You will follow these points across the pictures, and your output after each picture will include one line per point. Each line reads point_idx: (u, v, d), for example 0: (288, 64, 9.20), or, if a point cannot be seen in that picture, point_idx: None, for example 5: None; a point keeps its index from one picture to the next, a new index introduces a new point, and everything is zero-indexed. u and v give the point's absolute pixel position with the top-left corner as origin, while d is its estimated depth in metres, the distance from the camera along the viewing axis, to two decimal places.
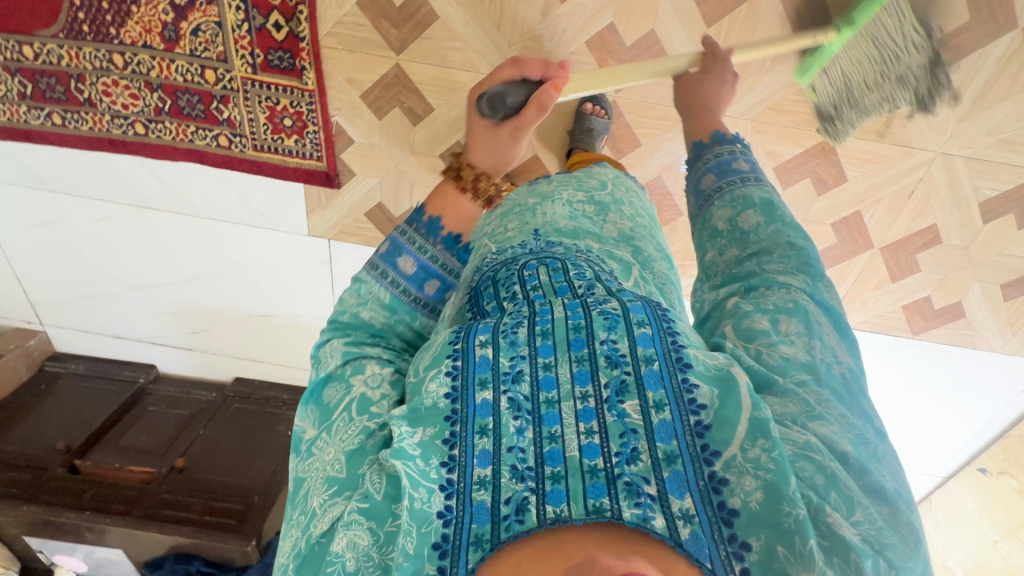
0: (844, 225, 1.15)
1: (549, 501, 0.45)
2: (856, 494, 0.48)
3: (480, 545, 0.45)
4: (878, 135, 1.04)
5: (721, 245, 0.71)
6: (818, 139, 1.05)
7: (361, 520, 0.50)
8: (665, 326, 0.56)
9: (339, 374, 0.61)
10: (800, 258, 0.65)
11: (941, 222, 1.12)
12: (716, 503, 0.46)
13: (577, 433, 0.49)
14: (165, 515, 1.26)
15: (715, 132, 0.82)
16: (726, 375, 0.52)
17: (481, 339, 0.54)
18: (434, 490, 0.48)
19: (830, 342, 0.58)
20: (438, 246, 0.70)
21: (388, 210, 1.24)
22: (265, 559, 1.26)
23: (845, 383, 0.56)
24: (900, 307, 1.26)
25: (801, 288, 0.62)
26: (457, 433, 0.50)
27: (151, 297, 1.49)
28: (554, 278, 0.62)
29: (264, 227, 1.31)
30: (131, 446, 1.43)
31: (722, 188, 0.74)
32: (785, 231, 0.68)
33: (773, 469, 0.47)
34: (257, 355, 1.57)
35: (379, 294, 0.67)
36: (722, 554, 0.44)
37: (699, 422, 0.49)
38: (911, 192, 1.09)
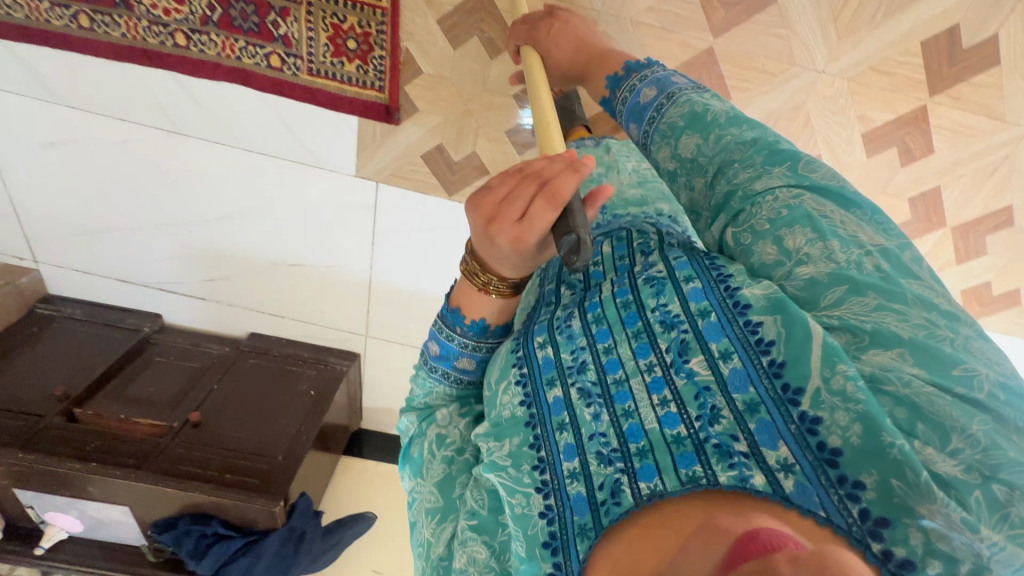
0: (921, 201, 1.12)
1: (641, 478, 0.46)
2: (949, 416, 0.41)
3: (586, 534, 0.47)
4: (976, 107, 1.01)
5: (686, 181, 0.68)
6: (913, 107, 1.02)
7: (475, 536, 0.58)
8: (716, 273, 0.54)
9: (417, 431, 0.69)
10: (766, 151, 0.61)
11: (1018, 203, 1.11)
12: (814, 446, 0.42)
13: (652, 406, 0.49)
14: (182, 471, 1.15)
15: (610, 77, 0.80)
16: (777, 299, 0.49)
17: (540, 340, 0.58)
18: (530, 494, 0.52)
19: (848, 233, 0.53)
20: (490, 338, 0.65)
21: (447, 153, 1.15)
22: (290, 522, 1.15)
23: (882, 276, 0.49)
24: (960, 292, 1.24)
25: (784, 183, 0.57)
26: (539, 435, 0.54)
27: (167, 238, 1.36)
28: (618, 250, 0.64)
29: (306, 162, 1.20)
30: (138, 397, 1.30)
31: (648, 131, 0.72)
32: (724, 133, 0.65)
33: (863, 399, 0.42)
34: (278, 309, 1.46)
35: (442, 388, 0.68)
36: (835, 499, 0.40)
37: (773, 361, 0.46)
38: (994, 169, 1.07)
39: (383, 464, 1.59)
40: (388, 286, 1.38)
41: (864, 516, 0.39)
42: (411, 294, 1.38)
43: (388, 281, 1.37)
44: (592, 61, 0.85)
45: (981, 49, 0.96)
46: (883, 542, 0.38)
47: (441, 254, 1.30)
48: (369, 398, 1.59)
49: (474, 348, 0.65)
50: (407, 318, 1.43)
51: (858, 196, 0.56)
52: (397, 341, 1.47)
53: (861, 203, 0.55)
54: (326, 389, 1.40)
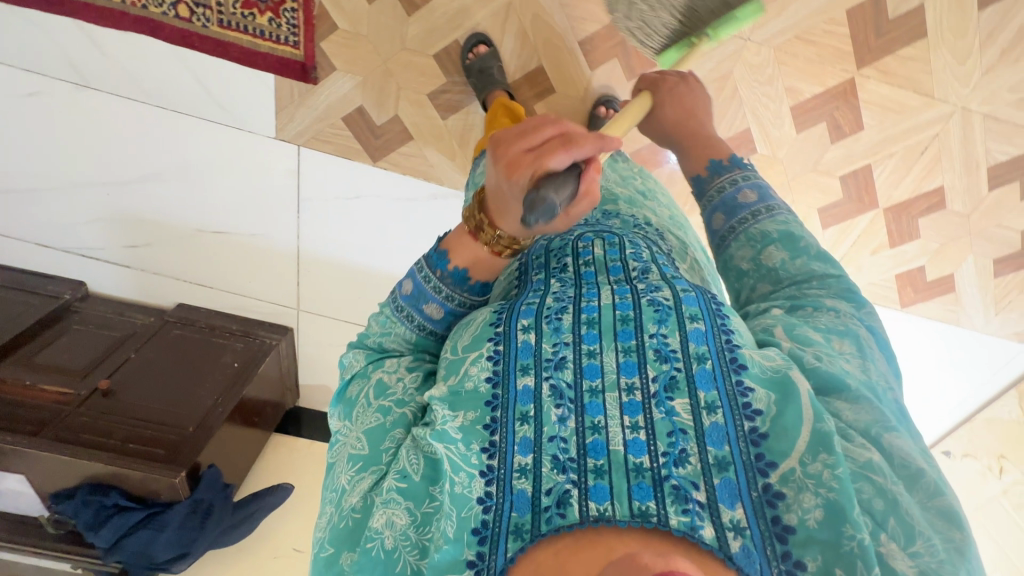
0: (852, 179, 1.10)
1: (592, 497, 0.44)
2: (918, 522, 0.44)
3: (520, 535, 0.44)
4: (903, 81, 0.98)
5: (750, 282, 0.66)
6: (840, 80, 0.99)
7: (399, 500, 0.50)
8: (720, 321, 0.53)
9: (361, 371, 0.60)
10: (842, 287, 0.61)
11: (948, 184, 1.09)
12: (769, 517, 0.44)
13: (623, 428, 0.47)
14: (83, 439, 1.11)
15: (713, 161, 0.75)
16: (785, 378, 0.49)
17: (523, 324, 0.53)
18: (473, 477, 0.47)
19: (884, 368, 0.55)
20: (461, 289, 0.58)
21: (369, 116, 1.11)
22: (194, 495, 1.11)
23: (900, 408, 0.52)
24: (893, 276, 1.23)
25: (851, 313, 0.58)
26: (497, 419, 0.49)
27: (85, 200, 1.30)
28: (608, 254, 0.62)
29: (223, 122, 1.15)
30: (48, 364, 1.25)
31: (736, 228, 0.68)
32: (812, 263, 0.63)
33: (837, 488, 0.44)
34: (208, 280, 1.41)
35: (405, 334, 0.60)
36: (774, 572, 0.43)
37: (754, 429, 0.47)
38: (924, 148, 1.05)
39: (317, 443, 1.52)
40: (331, 261, 1.34)
41: None
42: (342, 266, 1.34)
43: (327, 254, 1.33)
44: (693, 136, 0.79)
45: (904, 21, 0.94)
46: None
47: (380, 226, 1.26)
48: (305, 373, 1.56)
49: (458, 304, 0.59)
50: (348, 296, 1.39)
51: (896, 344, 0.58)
52: (334, 317, 1.44)
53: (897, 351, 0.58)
54: (250, 362, 1.35)
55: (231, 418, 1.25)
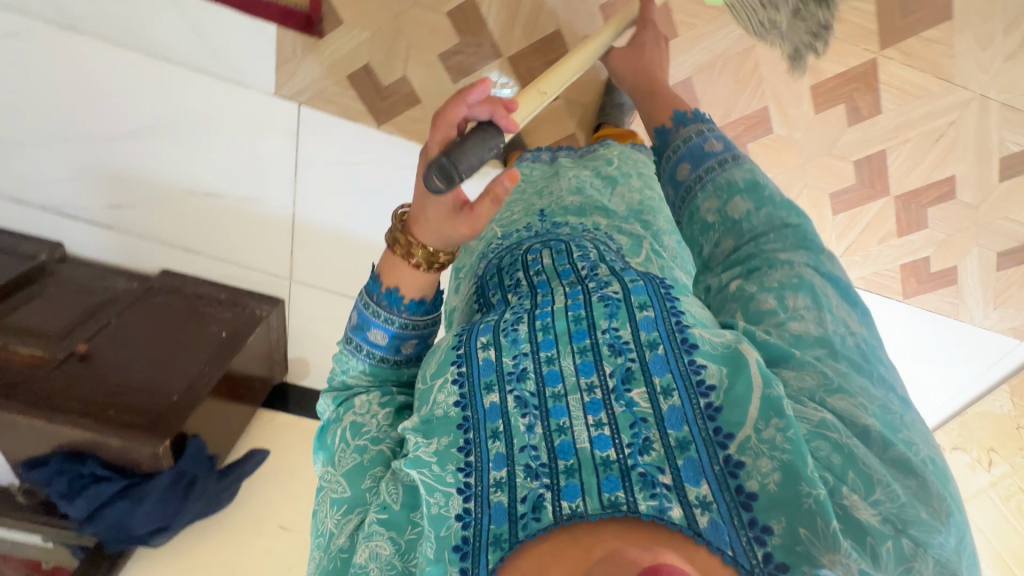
0: (866, 164, 1.09)
1: (565, 497, 0.46)
2: (876, 472, 0.47)
3: (499, 544, 0.47)
4: (925, 64, 0.97)
5: (715, 236, 0.71)
6: (862, 61, 0.97)
7: (381, 531, 0.55)
8: (669, 305, 0.56)
9: (334, 416, 0.66)
10: (798, 236, 0.66)
11: (960, 174, 1.08)
12: (733, 488, 0.46)
13: (587, 426, 0.50)
14: (58, 403, 1.05)
15: (677, 114, 0.85)
16: (734, 353, 0.52)
17: (483, 341, 0.56)
18: (450, 495, 0.50)
19: (840, 315, 0.59)
20: (401, 313, 0.65)
21: (375, 76, 1.06)
22: (179, 466, 1.06)
23: (860, 353, 0.56)
24: (898, 266, 1.23)
25: (805, 263, 0.63)
26: (470, 440, 0.52)
27: (64, 154, 1.22)
28: (557, 261, 0.65)
29: (219, 76, 1.09)
30: (20, 325, 1.18)
31: (702, 176, 0.75)
32: (775, 212, 0.68)
33: (790, 450, 0.46)
34: (196, 246, 1.35)
35: (361, 365, 0.67)
36: (744, 541, 0.43)
37: (710, 404, 0.49)
38: (939, 136, 1.04)
39: (305, 420, 1.47)
40: (331, 231, 1.29)
41: (768, 559, 0.43)
42: (337, 232, 1.29)
43: (325, 224, 1.28)
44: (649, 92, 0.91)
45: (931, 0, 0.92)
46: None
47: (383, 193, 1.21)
48: (293, 347, 1.51)
49: (400, 326, 0.66)
50: (347, 262, 1.34)
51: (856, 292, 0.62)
52: (330, 290, 1.40)
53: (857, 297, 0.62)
54: (239, 332, 1.30)
55: (216, 390, 1.19)
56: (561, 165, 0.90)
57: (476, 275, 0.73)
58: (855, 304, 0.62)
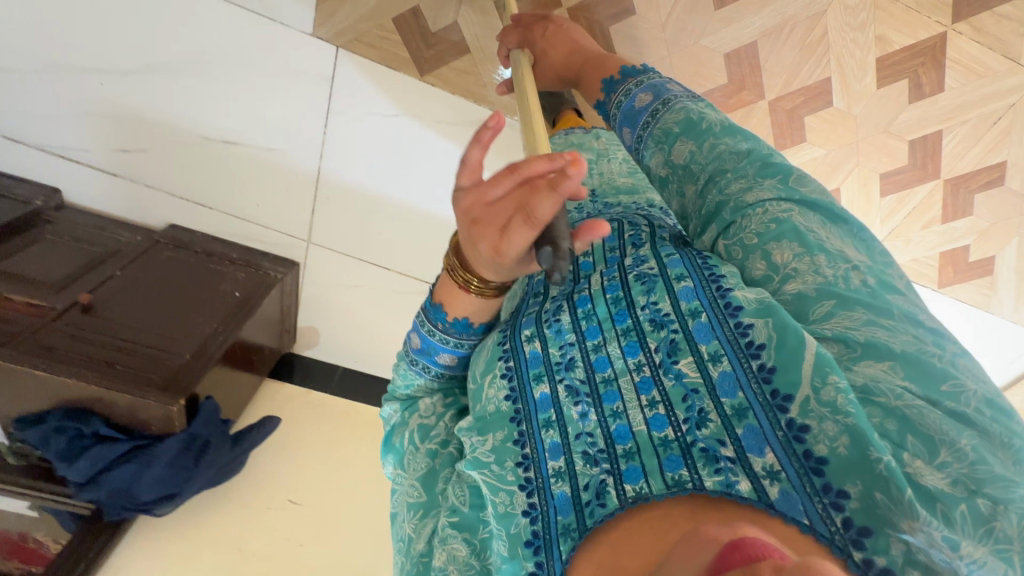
0: (921, 145, 1.07)
1: (627, 480, 0.45)
2: (940, 431, 0.41)
3: (569, 534, 0.46)
4: (995, 41, 0.96)
5: (675, 188, 0.66)
6: (933, 33, 0.95)
7: (455, 533, 0.55)
8: (708, 272, 0.53)
9: (400, 420, 0.70)
10: (755, 163, 0.61)
11: (1012, 159, 1.07)
12: (801, 454, 0.42)
13: (641, 407, 0.49)
14: (60, 353, 0.95)
15: (605, 81, 0.79)
16: (770, 304, 0.49)
17: (528, 335, 0.56)
18: (513, 492, 0.50)
19: (835, 248, 0.53)
20: (464, 336, 0.65)
21: (423, 20, 1.03)
22: (190, 429, 0.97)
23: (869, 292, 0.49)
24: (938, 253, 1.22)
25: (775, 197, 0.57)
26: (524, 432, 0.51)
27: (71, 88, 1.13)
28: (609, 238, 0.63)
29: (253, 9, 1.04)
30: (16, 271, 1.06)
31: (642, 135, 0.70)
32: (718, 143, 0.64)
33: (854, 412, 0.42)
34: (208, 200, 1.26)
35: (424, 382, 0.69)
36: (819, 507, 0.40)
37: (763, 366, 0.46)
38: (998, 118, 1.03)
39: (314, 393, 1.40)
40: (359, 189, 1.22)
41: (846, 524, 0.39)
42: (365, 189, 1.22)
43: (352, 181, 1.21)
44: (583, 64, 0.85)
45: None
46: (864, 551, 0.38)
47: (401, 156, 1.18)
48: (303, 316, 1.43)
49: (459, 346, 0.66)
50: (377, 220, 1.26)
51: (845, 212, 0.56)
52: (352, 254, 1.32)
53: (846, 217, 0.56)
54: (253, 293, 1.21)
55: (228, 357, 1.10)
56: (602, 138, 0.89)
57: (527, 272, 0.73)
58: (840, 226, 0.56)
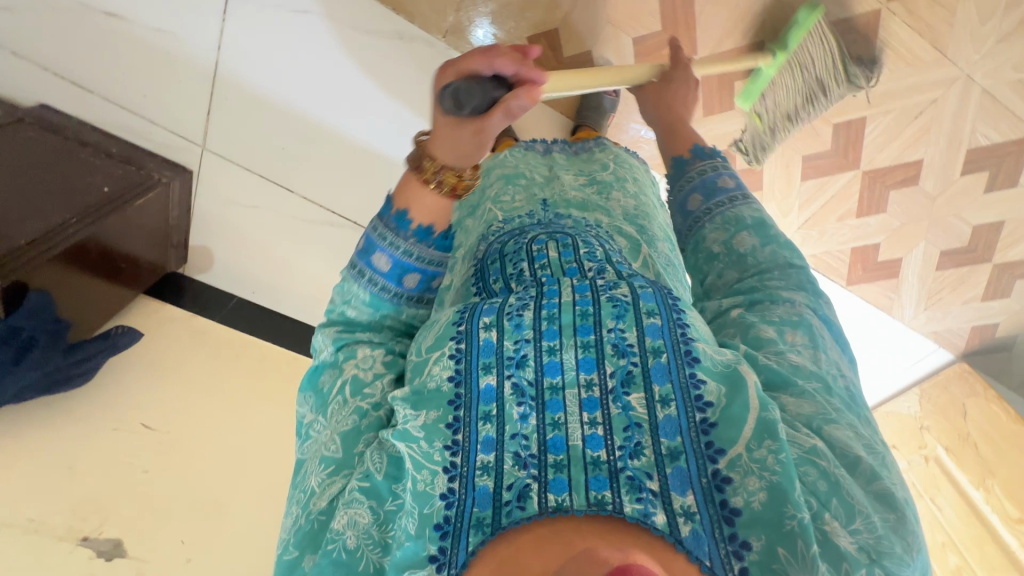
0: (843, 131, 1.06)
1: (552, 490, 0.49)
2: (858, 502, 0.50)
3: (481, 528, 0.49)
4: (926, 27, 0.94)
5: (720, 267, 0.76)
6: (867, 9, 0.94)
7: (362, 499, 0.56)
8: (676, 315, 0.59)
9: (331, 360, 0.68)
10: (799, 277, 0.71)
11: (928, 159, 1.07)
12: (718, 502, 0.50)
13: (581, 423, 0.52)
14: None
15: (695, 147, 0.88)
16: (733, 373, 0.55)
17: (485, 322, 0.58)
18: (436, 474, 0.52)
19: (834, 356, 0.63)
20: (410, 240, 0.65)
21: None
22: (11, 320, 0.89)
23: (850, 395, 0.60)
24: (849, 249, 1.23)
25: (805, 303, 0.67)
26: (460, 418, 0.54)
27: None
28: (563, 256, 0.67)
29: None
30: None
31: (711, 210, 0.80)
32: (780, 252, 0.73)
33: (779, 472, 0.49)
34: (87, 81, 1.12)
35: (360, 293, 0.68)
36: (723, 553, 0.48)
37: (705, 419, 0.53)
38: (919, 113, 1.02)
39: (197, 317, 1.28)
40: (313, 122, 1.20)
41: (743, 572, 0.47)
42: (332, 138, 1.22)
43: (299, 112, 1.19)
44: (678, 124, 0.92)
45: None
46: None
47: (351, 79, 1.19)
48: (197, 233, 1.29)
49: (405, 253, 0.65)
50: (344, 184, 1.27)
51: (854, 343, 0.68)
52: (264, 176, 1.24)
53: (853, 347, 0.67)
54: (127, 191, 1.09)
55: (82, 265, 1.01)
56: (608, 152, 0.98)
57: (477, 255, 0.75)
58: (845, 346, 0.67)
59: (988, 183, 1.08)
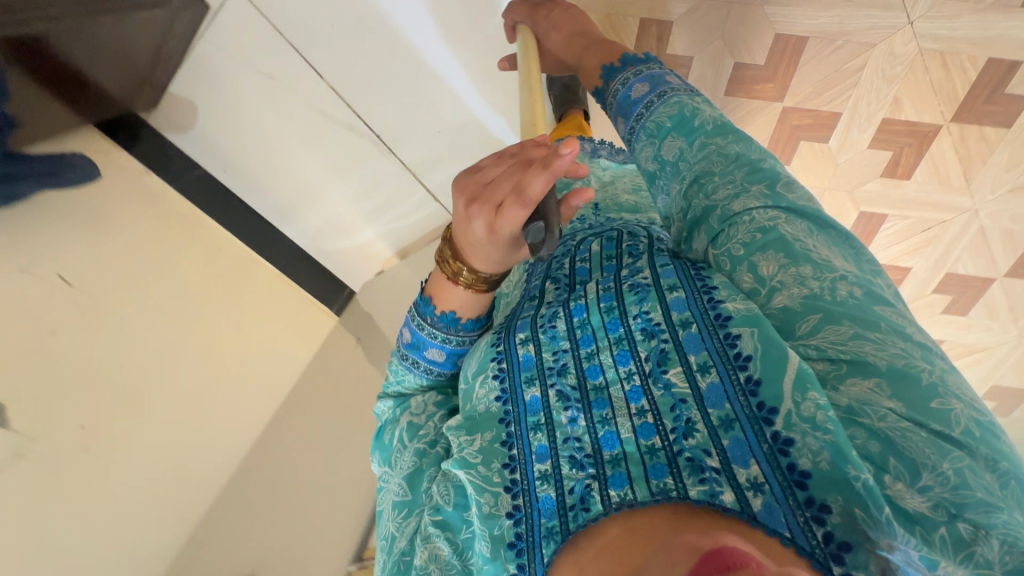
0: (865, 220, 1.16)
1: (612, 486, 0.50)
2: (921, 454, 0.43)
3: (552, 537, 0.51)
4: (961, 156, 1.04)
5: (665, 185, 0.67)
6: (934, 121, 1.01)
7: (437, 532, 0.59)
8: (700, 283, 0.56)
9: (391, 417, 0.75)
10: (745, 165, 0.61)
11: (914, 269, 1.21)
12: (784, 466, 0.45)
13: (629, 415, 0.53)
14: None
15: (605, 67, 0.79)
16: (754, 316, 0.51)
17: (523, 338, 0.61)
18: (499, 494, 0.55)
19: (822, 256, 0.53)
20: (456, 331, 0.72)
21: None
22: None
23: (857, 303, 0.50)
24: None
25: (762, 200, 0.58)
26: (512, 433, 0.57)
27: None
28: (606, 247, 0.67)
29: None
30: None
31: (634, 126, 0.71)
32: (710, 140, 0.64)
33: (832, 429, 0.44)
34: None
35: (413, 379, 0.75)
36: (800, 520, 0.43)
37: (749, 378, 0.49)
38: (926, 228, 1.14)
39: (150, 176, 1.07)
40: None
41: (827, 540, 0.42)
42: (386, 27, 1.09)
43: None
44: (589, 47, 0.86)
45: (1015, 101, 0.97)
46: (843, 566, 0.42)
47: None
48: (181, 80, 1.06)
49: (449, 341, 0.72)
50: (385, 91, 1.15)
51: (834, 220, 0.58)
52: (290, 42, 1.06)
53: (838, 227, 0.57)
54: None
55: (31, 66, 0.81)
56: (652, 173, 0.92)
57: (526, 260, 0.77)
58: (827, 233, 0.57)
59: (946, 305, 1.24)
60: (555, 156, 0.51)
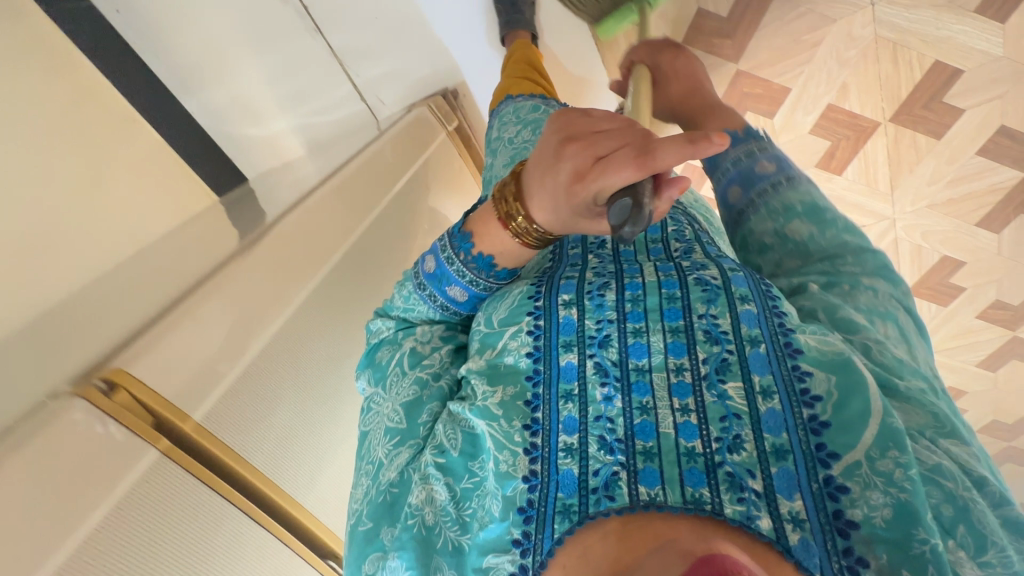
0: None
1: (642, 482, 0.42)
2: (993, 531, 0.38)
3: (567, 516, 0.43)
4: (888, 159, 1.07)
5: (774, 260, 0.59)
6: (873, 117, 1.02)
7: (437, 475, 0.51)
8: (772, 302, 0.49)
9: (391, 338, 0.65)
10: (876, 260, 0.56)
11: None
12: (830, 512, 0.39)
13: (671, 411, 0.45)
14: None
15: (726, 129, 0.67)
16: (845, 358, 0.43)
17: (564, 300, 0.53)
18: (518, 455, 0.47)
19: (923, 354, 0.51)
20: (488, 277, 0.60)
21: None
22: None
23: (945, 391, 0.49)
24: None
25: (891, 297, 0.53)
26: (540, 396, 0.49)
27: None
28: (648, 234, 0.60)
29: None
30: None
31: (755, 201, 0.61)
32: (846, 236, 0.57)
33: (910, 489, 0.38)
34: None
35: (427, 309, 0.63)
36: (834, 568, 0.38)
37: (814, 418, 0.42)
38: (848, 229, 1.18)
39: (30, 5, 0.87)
40: None
41: None
42: None
43: None
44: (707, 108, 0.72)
45: (950, 112, 0.98)
46: None
47: None
48: None
49: (472, 284, 0.60)
50: None
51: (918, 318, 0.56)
52: None
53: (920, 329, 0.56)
54: None
55: None
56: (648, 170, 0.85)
57: None
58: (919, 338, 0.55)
59: None
60: (708, 140, 0.41)
